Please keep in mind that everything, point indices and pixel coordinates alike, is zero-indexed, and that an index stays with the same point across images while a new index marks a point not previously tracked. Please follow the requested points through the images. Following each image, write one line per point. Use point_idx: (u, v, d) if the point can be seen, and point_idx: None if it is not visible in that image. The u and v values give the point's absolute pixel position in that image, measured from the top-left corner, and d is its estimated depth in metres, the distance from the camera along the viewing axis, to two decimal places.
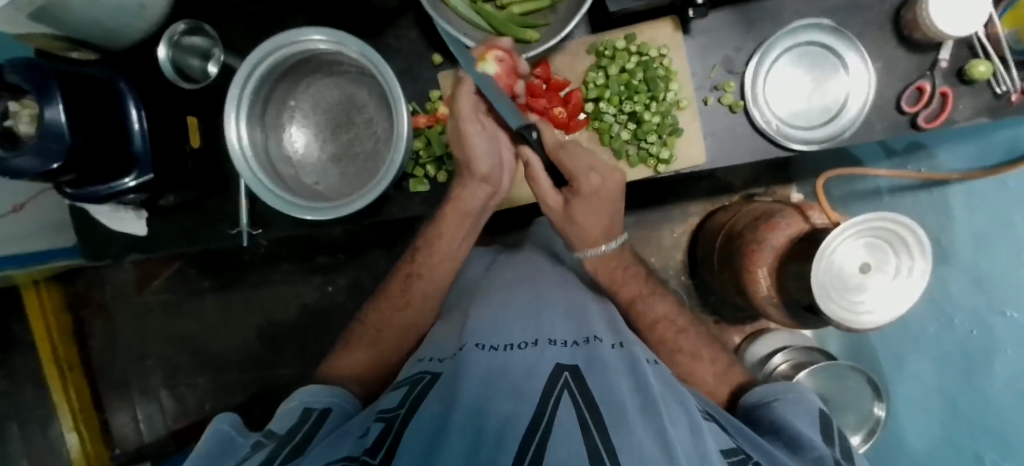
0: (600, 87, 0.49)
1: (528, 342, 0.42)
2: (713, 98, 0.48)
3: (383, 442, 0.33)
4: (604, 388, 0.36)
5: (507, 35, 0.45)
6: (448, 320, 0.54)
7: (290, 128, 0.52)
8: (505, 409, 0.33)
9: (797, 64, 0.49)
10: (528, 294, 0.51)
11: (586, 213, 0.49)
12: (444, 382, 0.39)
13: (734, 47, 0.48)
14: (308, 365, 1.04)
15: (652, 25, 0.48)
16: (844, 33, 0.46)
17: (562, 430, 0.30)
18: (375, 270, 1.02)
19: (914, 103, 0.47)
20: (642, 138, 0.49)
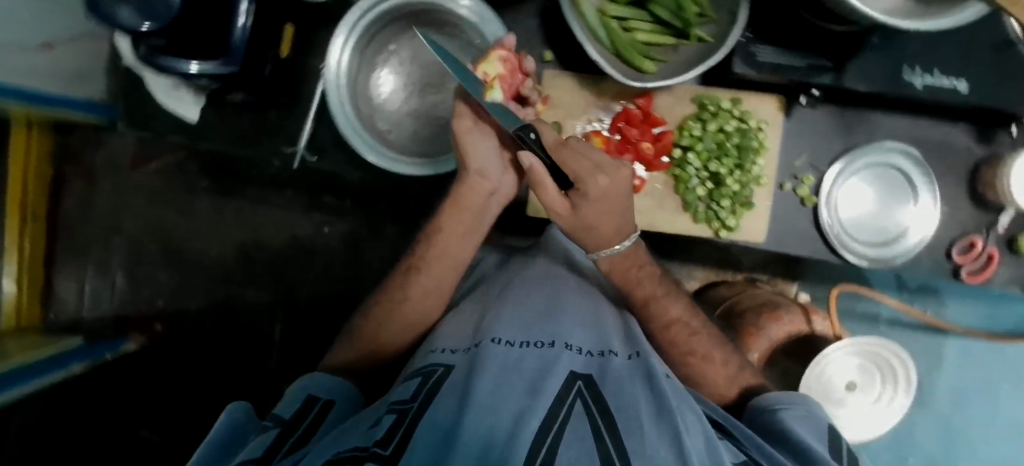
0: (693, 138, 0.50)
1: (545, 341, 0.44)
2: (790, 184, 0.51)
3: (396, 431, 0.33)
4: (617, 396, 0.37)
5: (627, 59, 0.46)
6: (462, 312, 0.54)
7: (381, 71, 0.61)
8: (516, 409, 0.34)
9: (875, 182, 0.52)
10: (549, 295, 0.52)
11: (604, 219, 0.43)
12: (459, 376, 0.39)
13: (824, 145, 0.51)
14: (278, 295, 1.02)
15: (760, 97, 0.50)
16: (925, 168, 0.50)
17: (574, 434, 0.32)
18: (375, 228, 0.99)
19: (962, 253, 0.51)
20: (715, 199, 0.50)
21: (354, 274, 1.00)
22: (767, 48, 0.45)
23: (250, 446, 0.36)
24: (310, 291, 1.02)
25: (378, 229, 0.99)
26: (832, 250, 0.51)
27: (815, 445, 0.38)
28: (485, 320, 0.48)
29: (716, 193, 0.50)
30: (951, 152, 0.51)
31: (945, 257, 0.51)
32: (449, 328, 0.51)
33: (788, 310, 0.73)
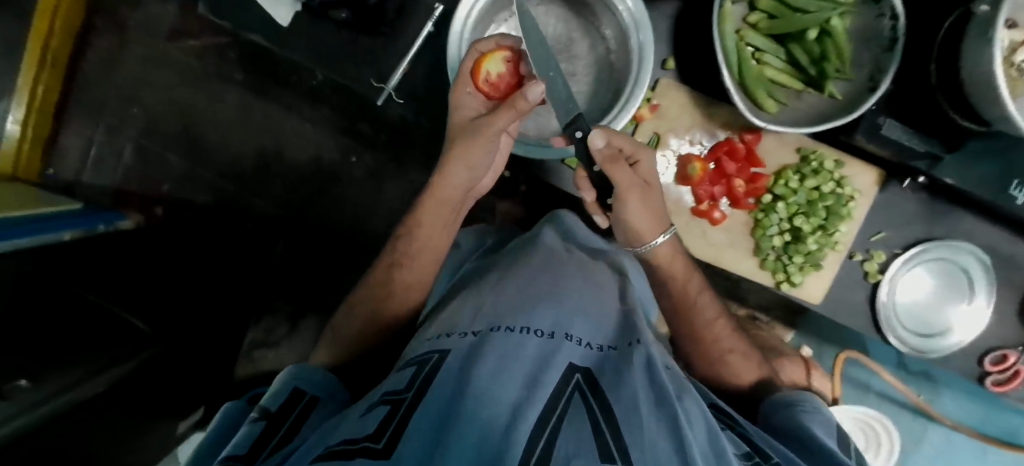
0: (789, 190, 0.53)
1: (546, 331, 0.38)
2: (859, 257, 0.54)
3: (389, 424, 0.27)
4: (618, 392, 0.32)
5: (754, 93, 0.46)
6: (469, 291, 0.48)
7: (497, 31, 0.54)
8: (515, 398, 0.29)
9: (939, 274, 0.54)
10: (557, 279, 0.46)
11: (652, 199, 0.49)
12: (455, 360, 0.33)
13: (908, 230, 0.53)
14: (288, 210, 1.00)
15: (861, 168, 0.52)
16: (990, 276, 0.53)
17: (572, 429, 0.27)
18: (403, 171, 0.96)
19: (995, 363, 0.54)
20: (789, 252, 0.54)
21: (370, 210, 0.98)
22: (891, 122, 0.45)
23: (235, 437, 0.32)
24: (321, 215, 1.00)
25: (406, 173, 0.96)
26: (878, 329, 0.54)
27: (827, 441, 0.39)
28: (486, 301, 0.43)
29: (792, 247, 0.53)
30: (1015, 269, 0.54)
31: (977, 363, 0.54)
32: (451, 308, 0.45)
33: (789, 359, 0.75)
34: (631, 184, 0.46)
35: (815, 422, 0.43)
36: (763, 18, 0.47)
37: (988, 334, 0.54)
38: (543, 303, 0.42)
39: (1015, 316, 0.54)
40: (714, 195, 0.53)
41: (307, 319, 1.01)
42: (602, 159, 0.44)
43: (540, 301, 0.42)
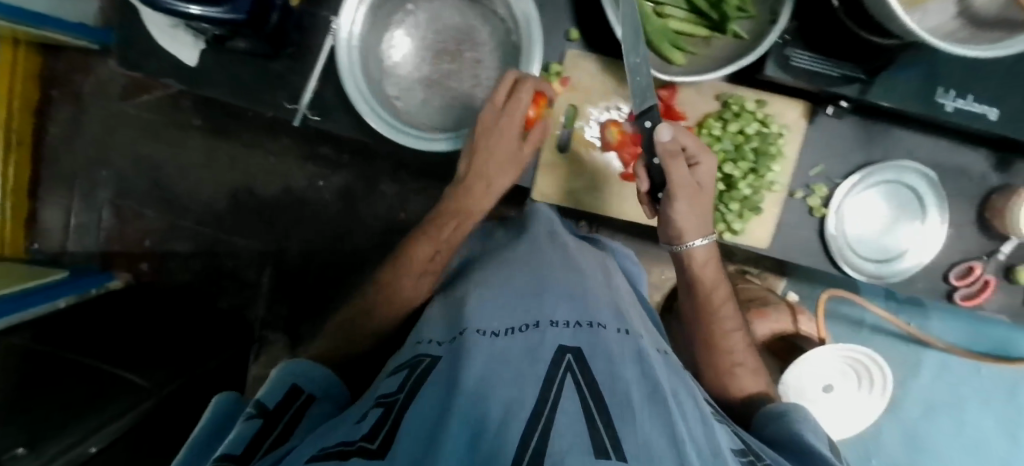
0: (713, 137, 0.51)
1: (528, 324, 0.38)
2: (800, 194, 0.52)
3: (382, 427, 0.29)
4: (609, 377, 0.33)
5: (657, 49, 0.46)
6: (446, 298, 0.49)
7: (396, 32, 0.55)
8: (507, 393, 0.29)
9: (886, 197, 0.52)
10: (542, 267, 0.46)
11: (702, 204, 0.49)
12: (444, 369, 0.34)
13: (843, 158, 0.51)
14: (268, 244, 1.01)
15: (786, 105, 0.51)
16: (941, 192, 0.51)
17: (568, 417, 0.27)
18: (372, 186, 0.97)
19: (960, 276, 0.52)
20: (724, 202, 0.52)
21: (347, 230, 0.99)
22: (801, 52, 0.43)
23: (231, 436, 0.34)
24: (300, 243, 1.00)
25: (374, 187, 0.97)
26: (833, 262, 0.52)
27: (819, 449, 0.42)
28: (472, 299, 0.43)
29: (726, 195, 0.51)
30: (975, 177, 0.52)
31: (942, 279, 0.53)
32: (440, 311, 0.46)
33: (777, 307, 0.74)
34: (682, 181, 0.47)
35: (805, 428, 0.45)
36: None
37: (951, 248, 0.52)
38: (528, 293, 0.42)
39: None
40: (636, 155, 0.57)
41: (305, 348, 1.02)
42: (660, 147, 0.45)
43: (527, 291, 0.42)
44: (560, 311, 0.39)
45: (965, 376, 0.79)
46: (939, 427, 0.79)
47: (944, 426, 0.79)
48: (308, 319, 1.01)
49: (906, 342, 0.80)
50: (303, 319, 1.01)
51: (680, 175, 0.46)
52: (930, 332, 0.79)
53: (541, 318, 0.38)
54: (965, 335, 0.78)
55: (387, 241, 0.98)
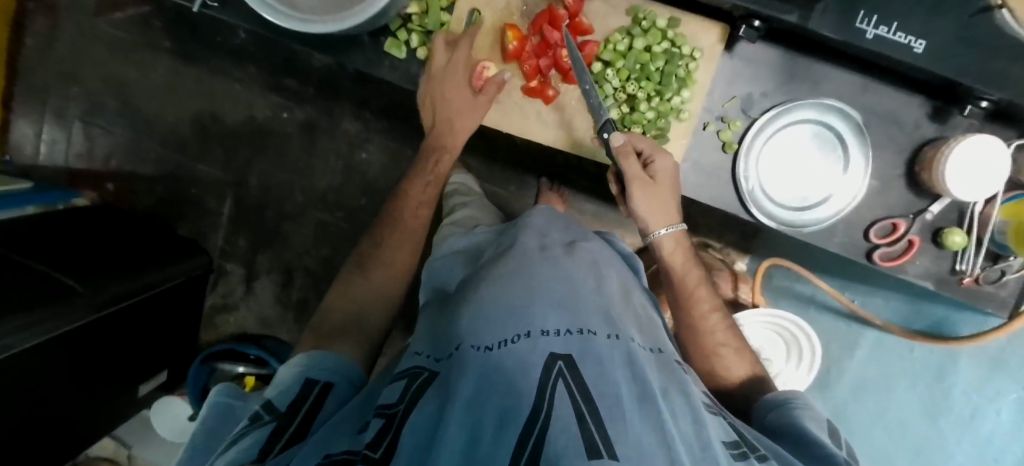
0: (619, 55, 0.53)
1: (521, 333, 0.36)
2: (714, 126, 0.54)
3: (388, 431, 0.32)
4: (600, 383, 0.33)
5: None
6: (444, 302, 0.50)
7: None
8: (500, 405, 0.30)
9: (812, 141, 0.54)
10: (540, 259, 0.46)
11: (667, 199, 0.53)
12: (441, 384, 0.35)
13: (761, 90, 0.53)
14: (230, 174, 1.02)
15: (697, 29, 0.52)
16: (863, 134, 0.52)
17: (559, 433, 0.28)
18: (334, 122, 0.97)
19: (885, 234, 0.55)
20: (628, 124, 0.55)
21: (307, 166, 1.00)
22: None
23: (246, 441, 0.35)
24: (261, 176, 1.01)
25: (337, 123, 0.97)
26: (744, 205, 0.54)
27: (820, 435, 0.40)
28: (470, 298, 0.43)
29: (629, 117, 0.54)
30: None
31: (862, 235, 0.55)
32: (438, 313, 0.47)
33: (719, 272, 0.78)
34: (636, 178, 0.52)
35: (807, 416, 0.43)
36: None
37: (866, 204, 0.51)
38: (523, 288, 0.41)
39: (902, 180, 0.54)
40: (541, 68, 0.55)
41: (262, 279, 1.04)
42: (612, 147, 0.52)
43: (523, 286, 0.41)
44: (551, 316, 0.38)
45: (897, 355, 0.82)
46: (868, 394, 0.85)
47: (874, 394, 0.85)
48: (267, 251, 1.04)
49: (844, 316, 0.85)
50: (263, 251, 1.04)
51: (634, 172, 0.51)
52: (871, 309, 0.81)
53: (532, 325, 0.37)
54: (903, 314, 0.79)
55: (347, 179, 0.99)
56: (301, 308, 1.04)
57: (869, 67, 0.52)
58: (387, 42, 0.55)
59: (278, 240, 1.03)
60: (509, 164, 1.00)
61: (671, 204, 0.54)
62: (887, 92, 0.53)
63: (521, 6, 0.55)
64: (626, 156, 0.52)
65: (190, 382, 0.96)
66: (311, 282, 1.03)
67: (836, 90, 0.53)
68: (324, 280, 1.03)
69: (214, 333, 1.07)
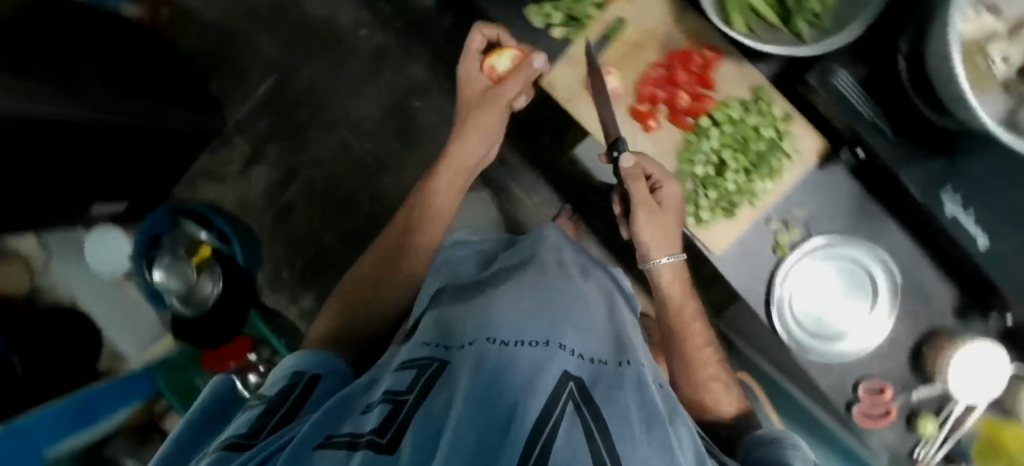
0: (728, 122, 0.56)
1: (540, 340, 0.38)
2: (775, 225, 0.57)
3: (393, 421, 0.31)
4: (609, 407, 0.32)
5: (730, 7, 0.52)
6: (464, 295, 0.51)
7: None
8: (513, 396, 0.29)
9: (851, 280, 0.56)
10: (555, 295, 0.48)
11: (673, 230, 0.54)
12: (446, 381, 0.36)
13: (829, 213, 0.56)
14: (283, 58, 1.00)
15: (803, 134, 0.55)
16: (897, 296, 0.54)
17: (567, 437, 0.27)
18: (404, 61, 0.97)
19: (869, 392, 0.55)
20: (706, 187, 0.56)
21: (359, 87, 0.99)
22: (846, 77, 0.51)
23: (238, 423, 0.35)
24: (312, 75, 1.00)
25: (407, 64, 0.97)
26: (768, 306, 0.57)
27: None
28: (482, 312, 0.45)
29: (711, 180, 0.56)
30: None
31: (851, 388, 0.56)
32: (444, 317, 0.50)
33: None
34: (644, 203, 0.53)
35: (793, 455, 0.42)
36: None
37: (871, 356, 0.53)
38: (538, 313, 0.42)
39: (904, 349, 0.56)
40: (655, 99, 0.57)
41: (263, 166, 1.02)
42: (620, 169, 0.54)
43: (536, 313, 0.42)
44: (571, 338, 0.40)
45: None
46: None
47: None
48: (282, 143, 1.01)
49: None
50: (276, 141, 1.01)
51: (641, 196, 0.53)
52: None
53: (551, 338, 0.38)
54: None
55: (391, 117, 0.99)
56: (285, 210, 1.02)
57: (922, 237, 0.55)
58: (532, 7, 0.59)
59: (297, 139, 1.01)
60: (542, 177, 1.01)
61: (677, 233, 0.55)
62: (926, 266, 0.56)
63: (664, 38, 0.58)
64: (635, 179, 0.53)
65: (145, 226, 0.93)
66: (308, 192, 1.02)
67: (890, 246, 0.56)
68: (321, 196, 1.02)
69: (190, 194, 1.03)
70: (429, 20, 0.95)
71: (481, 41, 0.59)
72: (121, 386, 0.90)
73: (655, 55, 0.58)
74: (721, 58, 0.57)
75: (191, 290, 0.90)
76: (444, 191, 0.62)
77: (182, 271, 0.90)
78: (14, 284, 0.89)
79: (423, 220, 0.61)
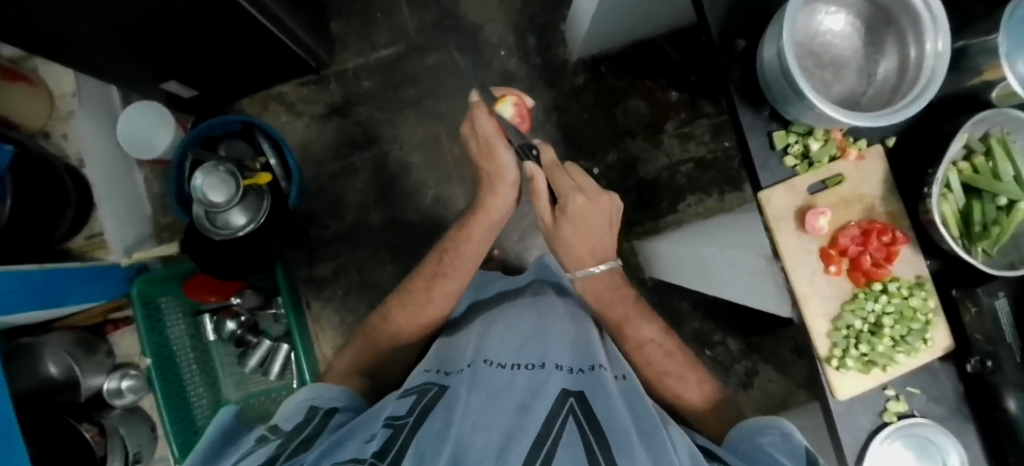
0: (899, 293, 0.47)
1: (535, 363, 0.47)
2: (888, 395, 0.50)
3: (391, 447, 0.37)
4: (607, 414, 0.40)
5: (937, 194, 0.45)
6: (493, 316, 0.62)
7: (834, 16, 0.46)
8: (512, 424, 0.37)
9: (910, 451, 0.49)
10: (548, 319, 0.57)
11: (571, 237, 0.66)
12: (449, 396, 0.43)
13: (938, 408, 0.50)
14: (417, 38, 1.03)
15: (946, 330, 0.48)
16: None
17: (566, 452, 0.35)
18: (528, 95, 1.03)
19: None
20: (858, 344, 0.47)
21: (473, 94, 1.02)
22: (1001, 303, 0.45)
23: (258, 452, 0.40)
24: (434, 63, 1.03)
25: (529, 98, 1.03)
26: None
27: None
28: (478, 345, 0.54)
29: (868, 338, 0.47)
30: None
31: None
32: (444, 345, 0.60)
33: None
34: (545, 218, 0.69)
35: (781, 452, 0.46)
36: (979, 154, 0.46)
37: None
38: (527, 343, 0.51)
39: None
40: (849, 242, 0.48)
41: (344, 121, 1.02)
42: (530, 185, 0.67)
43: (524, 342, 0.51)
44: (564, 357, 0.49)
45: None
46: None
47: None
48: (373, 109, 1.02)
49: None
50: (374, 106, 1.02)
51: (542, 209, 0.68)
52: None
53: (546, 360, 0.47)
54: None
55: None
56: (345, 172, 1.02)
57: None
58: (778, 132, 0.49)
59: (391, 113, 1.02)
60: None
61: (585, 249, 0.67)
62: None
63: (876, 200, 0.49)
64: (536, 194, 0.67)
65: (211, 125, 0.88)
66: (375, 166, 1.02)
67: None
68: (388, 176, 1.02)
69: (257, 113, 1.03)
70: (564, 70, 1.04)
71: (485, 117, 0.66)
72: (91, 277, 0.77)
73: (859, 214, 0.49)
74: (906, 221, 0.49)
75: (223, 213, 0.79)
76: (476, 240, 0.70)
77: (228, 185, 0.77)
78: (35, 120, 0.79)
79: (456, 261, 0.69)
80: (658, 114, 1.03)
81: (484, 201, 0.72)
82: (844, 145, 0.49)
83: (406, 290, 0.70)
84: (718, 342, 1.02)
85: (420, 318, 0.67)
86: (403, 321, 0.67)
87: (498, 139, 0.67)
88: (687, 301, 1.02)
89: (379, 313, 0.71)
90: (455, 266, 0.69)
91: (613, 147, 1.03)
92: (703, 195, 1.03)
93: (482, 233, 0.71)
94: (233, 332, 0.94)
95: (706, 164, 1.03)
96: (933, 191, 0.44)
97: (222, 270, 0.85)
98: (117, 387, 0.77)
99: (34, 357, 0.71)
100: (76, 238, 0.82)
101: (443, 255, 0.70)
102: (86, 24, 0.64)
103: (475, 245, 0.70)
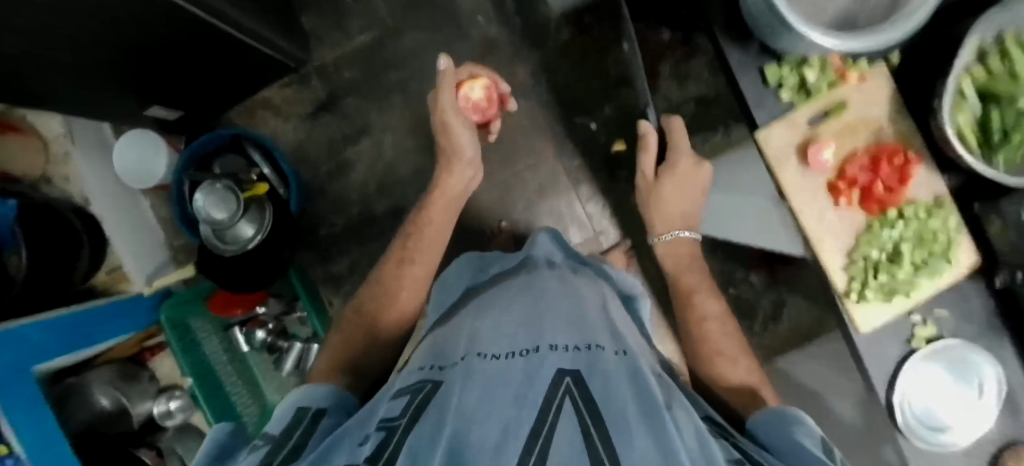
0: (916, 217, 0.45)
1: (530, 348, 0.47)
2: (916, 320, 0.48)
3: (382, 454, 0.36)
4: (603, 397, 0.39)
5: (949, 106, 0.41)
6: (498, 300, 0.61)
7: None
8: (508, 415, 0.37)
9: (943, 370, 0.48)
10: (546, 301, 0.57)
11: (672, 197, 0.72)
12: (446, 388, 0.44)
13: (971, 328, 0.48)
14: (391, 15, 0.99)
15: (971, 246, 0.46)
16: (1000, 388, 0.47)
17: (564, 436, 0.35)
18: (514, 58, 1.00)
19: None
20: (874, 273, 0.46)
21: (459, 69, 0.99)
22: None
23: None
24: (413, 41, 0.99)
25: (516, 60, 0.99)
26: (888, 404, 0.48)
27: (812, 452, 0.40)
28: (472, 335, 0.53)
29: (886, 267, 0.46)
30: None
31: None
32: (438, 338, 0.58)
33: None
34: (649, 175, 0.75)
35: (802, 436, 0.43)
36: (993, 56, 0.42)
37: None
38: (524, 327, 0.51)
39: None
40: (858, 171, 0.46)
41: (333, 116, 1.01)
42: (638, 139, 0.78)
43: (521, 326, 0.51)
44: (560, 339, 0.48)
45: None
46: None
47: None
48: (360, 99, 1.01)
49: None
50: (359, 98, 1.00)
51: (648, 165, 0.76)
52: None
53: (541, 344, 0.47)
54: None
55: None
56: (343, 169, 1.02)
57: None
58: (769, 67, 0.45)
59: (378, 100, 1.00)
60: (609, 208, 1.00)
61: (679, 210, 0.72)
62: None
63: (884, 124, 0.47)
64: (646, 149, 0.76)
65: (195, 146, 0.87)
66: (372, 157, 1.01)
67: None
68: (386, 165, 1.01)
69: (246, 122, 1.02)
70: (547, 25, 0.99)
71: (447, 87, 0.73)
72: (120, 311, 0.80)
73: (865, 141, 0.47)
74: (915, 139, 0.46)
75: (228, 229, 0.79)
76: (437, 220, 0.75)
77: (229, 201, 0.78)
78: (34, 167, 0.81)
79: (419, 244, 0.72)
80: (652, 56, 0.99)
81: (441, 180, 0.76)
82: (844, 70, 0.46)
83: (377, 280, 0.71)
84: (742, 280, 1.01)
85: (396, 306, 0.68)
86: (380, 311, 0.67)
87: (454, 117, 0.72)
88: (705, 244, 1.01)
89: (351, 306, 0.70)
90: (421, 249, 0.72)
91: (609, 100, 0.99)
92: (709, 133, 0.98)
93: (436, 212, 0.75)
94: (263, 341, 0.94)
95: (709, 102, 0.99)
96: (943, 103, 0.41)
97: (239, 283, 0.88)
98: (166, 409, 0.83)
99: (85, 394, 0.75)
100: (98, 274, 0.85)
101: (405, 241, 0.73)
102: (60, 64, 0.64)
103: (435, 225, 0.74)
